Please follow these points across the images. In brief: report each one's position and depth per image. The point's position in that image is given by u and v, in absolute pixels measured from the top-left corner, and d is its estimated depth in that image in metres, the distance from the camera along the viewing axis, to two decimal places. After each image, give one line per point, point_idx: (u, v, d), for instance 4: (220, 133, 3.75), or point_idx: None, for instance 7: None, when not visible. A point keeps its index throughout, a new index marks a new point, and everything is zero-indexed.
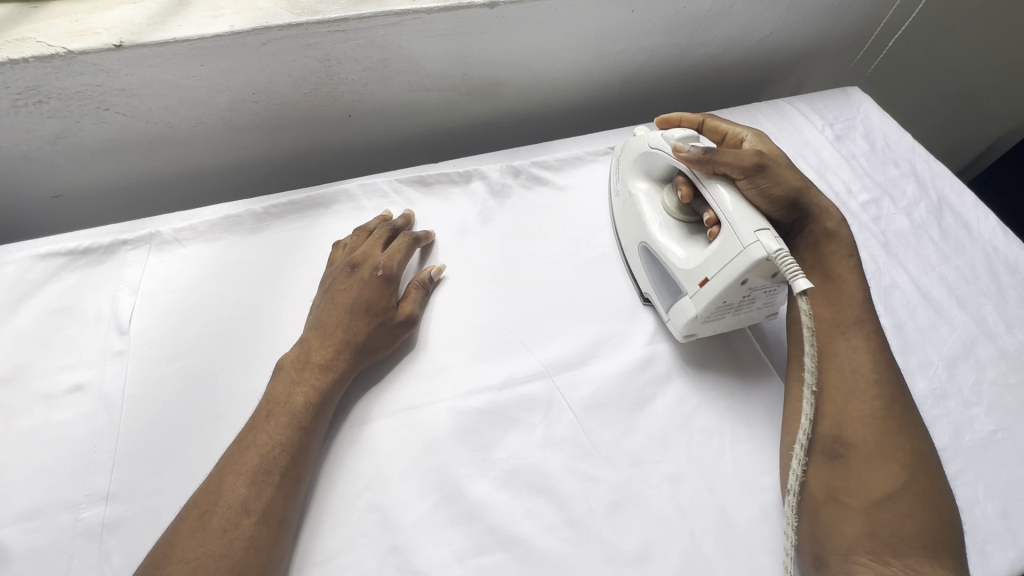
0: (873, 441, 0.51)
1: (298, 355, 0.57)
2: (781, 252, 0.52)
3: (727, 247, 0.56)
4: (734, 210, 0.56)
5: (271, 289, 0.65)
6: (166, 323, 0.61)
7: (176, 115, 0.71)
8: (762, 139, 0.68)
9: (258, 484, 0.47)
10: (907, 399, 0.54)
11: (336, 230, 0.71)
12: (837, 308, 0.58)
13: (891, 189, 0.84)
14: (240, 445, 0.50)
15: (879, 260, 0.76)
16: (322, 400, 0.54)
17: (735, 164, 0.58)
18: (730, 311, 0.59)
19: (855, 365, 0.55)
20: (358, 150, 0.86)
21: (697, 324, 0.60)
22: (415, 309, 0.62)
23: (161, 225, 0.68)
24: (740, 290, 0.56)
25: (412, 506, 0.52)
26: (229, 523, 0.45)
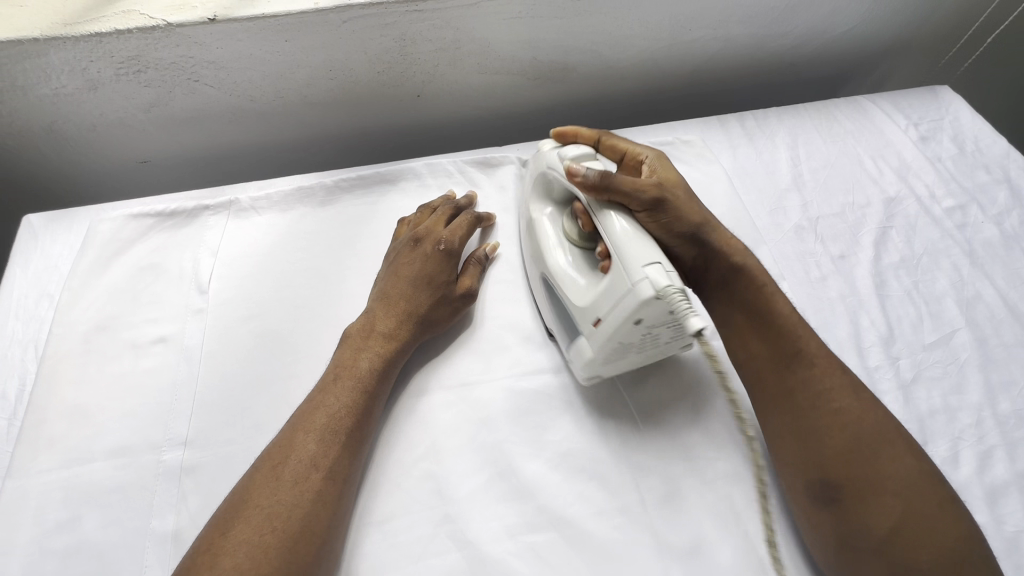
0: (856, 472, 0.47)
1: (364, 324, 0.59)
2: (670, 288, 0.46)
3: (617, 284, 0.50)
4: (627, 241, 0.50)
5: (338, 260, 0.67)
6: (241, 285, 0.64)
7: (258, 89, 0.74)
8: (662, 162, 0.62)
9: (326, 442, 0.50)
10: (883, 420, 0.49)
11: (401, 208, 0.72)
12: (776, 345, 0.54)
13: (980, 195, 0.79)
14: (310, 405, 0.52)
15: (962, 270, 0.71)
16: (385, 368, 0.56)
17: (633, 196, 0.53)
18: (633, 350, 0.53)
19: (813, 398, 0.51)
20: (424, 131, 0.87)
21: (599, 366, 0.55)
22: (474, 284, 0.63)
23: (240, 194, 0.71)
24: (638, 329, 0.50)
25: (466, 479, 0.54)
26: (300, 475, 0.47)
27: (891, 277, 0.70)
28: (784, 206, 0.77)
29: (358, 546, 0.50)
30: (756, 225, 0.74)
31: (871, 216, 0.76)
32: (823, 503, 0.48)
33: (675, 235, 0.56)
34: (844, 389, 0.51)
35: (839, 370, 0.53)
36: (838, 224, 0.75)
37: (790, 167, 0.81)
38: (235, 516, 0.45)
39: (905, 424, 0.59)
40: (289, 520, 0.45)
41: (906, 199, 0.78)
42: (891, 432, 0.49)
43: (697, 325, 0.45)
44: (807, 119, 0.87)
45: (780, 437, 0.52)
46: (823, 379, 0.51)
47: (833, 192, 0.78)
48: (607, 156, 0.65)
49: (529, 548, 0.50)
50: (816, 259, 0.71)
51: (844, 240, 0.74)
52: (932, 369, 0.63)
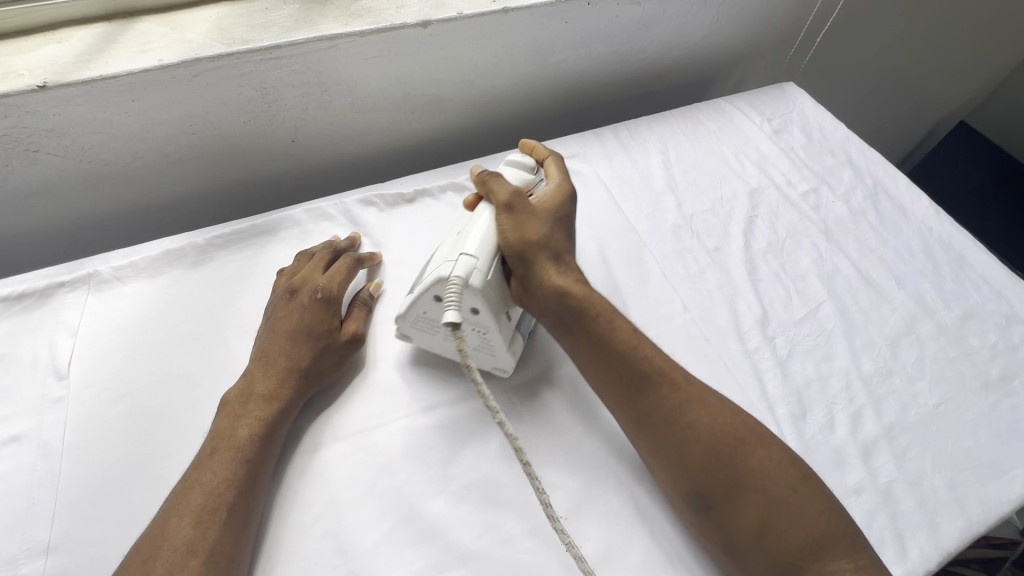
0: (720, 477, 0.49)
1: (242, 388, 0.56)
2: (460, 278, 0.53)
3: (438, 260, 0.57)
4: (467, 236, 0.57)
5: (217, 322, 0.64)
6: (107, 364, 0.60)
7: (112, 152, 0.70)
8: (559, 188, 0.65)
9: (204, 523, 0.46)
10: (734, 421, 0.52)
11: (283, 257, 0.70)
12: (619, 369, 0.55)
13: (829, 178, 0.87)
14: (185, 486, 0.49)
15: (820, 247, 0.78)
16: (270, 432, 0.53)
17: (496, 194, 0.59)
18: (438, 328, 0.58)
19: (666, 407, 0.53)
20: (306, 176, 0.86)
21: (406, 327, 0.59)
22: (360, 327, 0.62)
23: (100, 265, 0.66)
24: (438, 306, 0.56)
25: (368, 530, 0.52)
26: (175, 565, 0.44)
27: (760, 262, 0.76)
28: (661, 209, 0.81)
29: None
30: (636, 229, 0.77)
31: (738, 208, 0.82)
32: (702, 514, 0.50)
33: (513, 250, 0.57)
34: (689, 399, 0.53)
35: (688, 380, 0.54)
36: (710, 220, 0.80)
37: (662, 171, 0.85)
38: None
39: (787, 398, 0.63)
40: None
41: (766, 189, 0.85)
42: (747, 434, 0.51)
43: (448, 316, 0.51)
44: (674, 124, 0.92)
45: (650, 457, 0.53)
46: (680, 389, 0.54)
47: (702, 190, 0.84)
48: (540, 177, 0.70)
49: None
50: (693, 254, 0.76)
51: (717, 233, 0.79)
52: (804, 343, 0.68)
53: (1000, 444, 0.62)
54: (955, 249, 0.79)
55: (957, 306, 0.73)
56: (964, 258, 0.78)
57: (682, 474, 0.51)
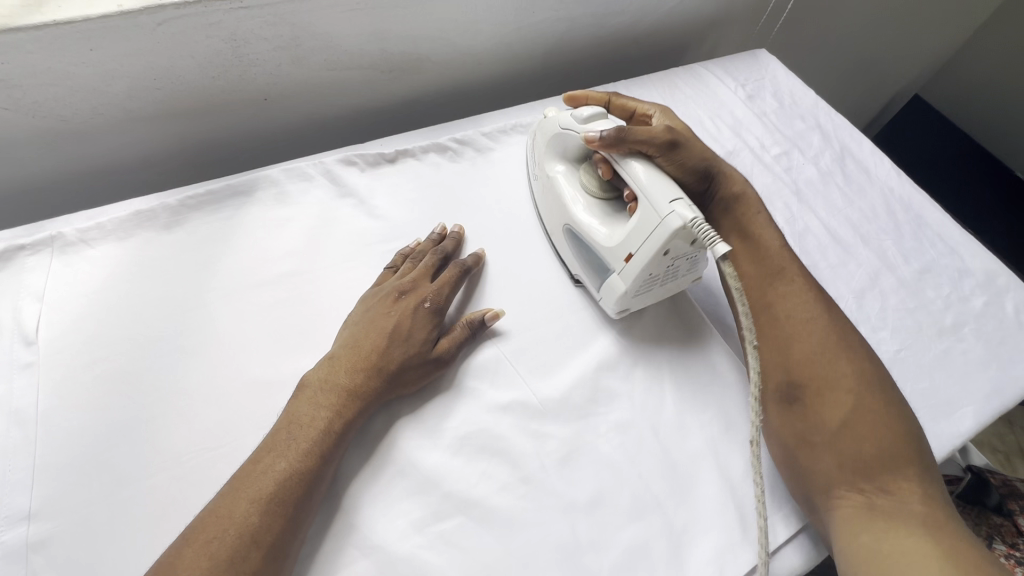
0: (819, 375, 0.56)
1: (325, 377, 0.54)
2: (697, 220, 0.53)
3: (647, 221, 0.56)
4: (653, 184, 0.57)
5: (195, 284, 0.62)
6: (79, 329, 0.57)
7: (67, 106, 0.65)
8: (668, 116, 0.72)
9: (269, 514, 0.45)
10: (845, 334, 0.59)
11: (260, 218, 0.68)
12: (760, 265, 0.63)
13: (799, 142, 0.90)
14: (255, 467, 0.47)
15: (792, 207, 0.81)
16: (345, 429, 0.52)
17: (648, 143, 0.61)
18: (657, 282, 0.60)
19: (789, 309, 0.60)
20: (281, 136, 0.83)
21: (629, 299, 0.61)
22: (451, 348, 0.58)
23: (63, 227, 0.63)
24: (664, 260, 0.57)
25: (365, 484, 0.52)
26: (236, 554, 0.43)
27: None
28: None
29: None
30: None
31: None
32: (789, 406, 0.56)
33: (693, 174, 0.65)
34: (808, 304, 0.60)
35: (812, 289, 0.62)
36: None
37: None
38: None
39: None
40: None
41: (741, 151, 0.87)
42: (853, 341, 0.59)
43: (722, 248, 0.51)
44: (652, 88, 0.93)
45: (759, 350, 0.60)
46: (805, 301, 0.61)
47: None
48: (616, 114, 0.75)
49: (437, 536, 0.50)
50: None
51: None
52: None
53: (952, 385, 0.67)
54: (914, 209, 0.84)
55: (915, 262, 0.78)
56: (921, 218, 0.83)
57: (782, 335, 0.58)
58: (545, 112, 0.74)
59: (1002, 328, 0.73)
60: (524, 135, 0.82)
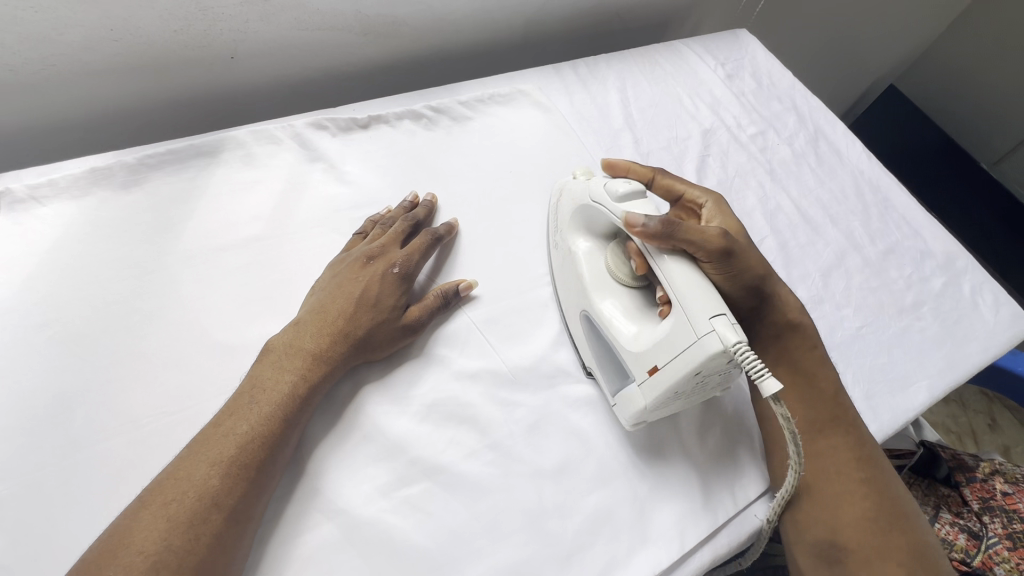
0: (870, 540, 0.52)
1: (289, 340, 0.53)
2: (741, 346, 0.44)
3: (679, 336, 0.48)
4: (693, 292, 0.48)
5: (155, 246, 0.60)
6: (29, 290, 0.55)
7: (15, 55, 0.61)
8: (721, 210, 0.62)
9: (231, 476, 0.44)
10: (899, 497, 0.55)
11: (225, 180, 0.65)
12: (814, 408, 0.59)
13: (775, 123, 0.91)
14: (217, 430, 0.47)
15: (766, 187, 0.82)
16: (310, 393, 0.51)
17: (700, 245, 0.51)
18: (682, 397, 0.52)
19: (838, 463, 0.56)
20: (249, 98, 0.80)
21: (648, 414, 0.53)
22: (423, 316, 0.57)
23: (12, 183, 0.59)
24: (693, 381, 0.48)
25: (330, 449, 0.52)
26: (196, 515, 0.42)
27: None
28: (619, 145, 0.81)
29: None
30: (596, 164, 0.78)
31: (692, 147, 0.84)
32: (828, 566, 0.52)
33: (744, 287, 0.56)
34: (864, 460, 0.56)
35: (866, 441, 0.58)
36: (666, 157, 0.82)
37: (621, 109, 0.86)
38: (111, 560, 0.39)
39: None
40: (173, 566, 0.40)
41: (718, 130, 0.87)
42: (907, 513, 0.54)
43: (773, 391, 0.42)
44: (633, 63, 0.92)
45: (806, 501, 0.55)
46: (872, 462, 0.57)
47: (659, 128, 0.85)
48: (659, 195, 0.66)
49: (402, 501, 0.50)
50: None
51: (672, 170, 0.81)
52: None
53: (908, 360, 0.69)
54: (882, 191, 0.86)
55: (881, 242, 0.80)
56: (888, 200, 0.85)
57: (833, 490, 0.54)
58: (574, 172, 0.66)
59: (959, 308, 0.75)
60: (502, 105, 0.81)
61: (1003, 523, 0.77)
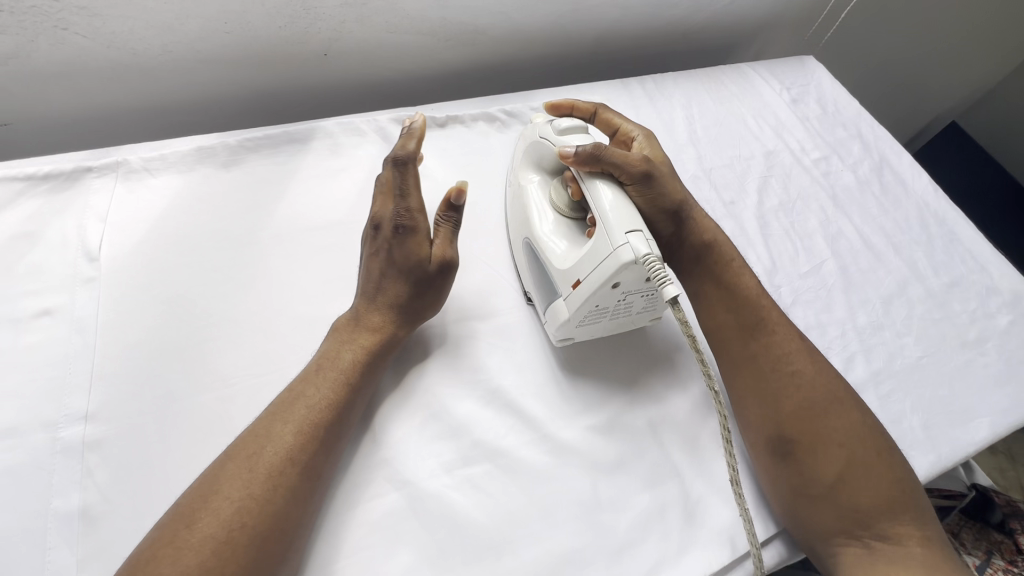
0: (835, 449, 0.52)
1: (349, 317, 0.56)
2: (650, 257, 0.50)
3: (600, 246, 0.53)
4: (613, 210, 0.53)
5: (248, 222, 0.64)
6: (138, 252, 0.60)
7: (142, 41, 0.67)
8: (651, 142, 0.66)
9: (304, 436, 0.47)
10: (848, 401, 0.56)
11: (313, 166, 0.70)
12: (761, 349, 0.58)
13: (840, 149, 0.91)
14: (290, 395, 0.50)
15: (828, 211, 0.82)
16: (370, 362, 0.54)
17: (623, 168, 0.56)
18: (605, 316, 0.57)
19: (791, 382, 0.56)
20: (335, 94, 0.85)
21: (572, 329, 0.58)
22: (449, 251, 0.57)
23: (128, 154, 0.65)
24: (613, 294, 0.54)
25: (397, 423, 0.54)
26: (275, 468, 0.45)
27: (771, 218, 0.80)
28: (682, 159, 0.83)
29: (320, 537, 0.48)
30: None
31: (754, 167, 0.85)
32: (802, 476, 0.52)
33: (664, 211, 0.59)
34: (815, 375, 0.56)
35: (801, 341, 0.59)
36: (728, 174, 0.83)
37: (685, 126, 0.88)
38: (201, 504, 0.42)
39: None
40: (250, 515, 0.42)
41: (782, 152, 0.88)
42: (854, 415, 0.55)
43: (671, 292, 0.47)
44: (698, 82, 0.94)
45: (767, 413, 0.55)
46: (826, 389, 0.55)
47: (722, 146, 0.86)
48: (600, 128, 0.69)
49: (463, 479, 0.53)
50: (710, 205, 0.79)
51: (734, 187, 0.82)
52: (807, 294, 0.73)
53: (970, 396, 0.68)
54: (948, 223, 0.85)
55: (945, 275, 0.79)
56: (955, 233, 0.83)
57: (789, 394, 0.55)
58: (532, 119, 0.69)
59: None
60: None
61: None
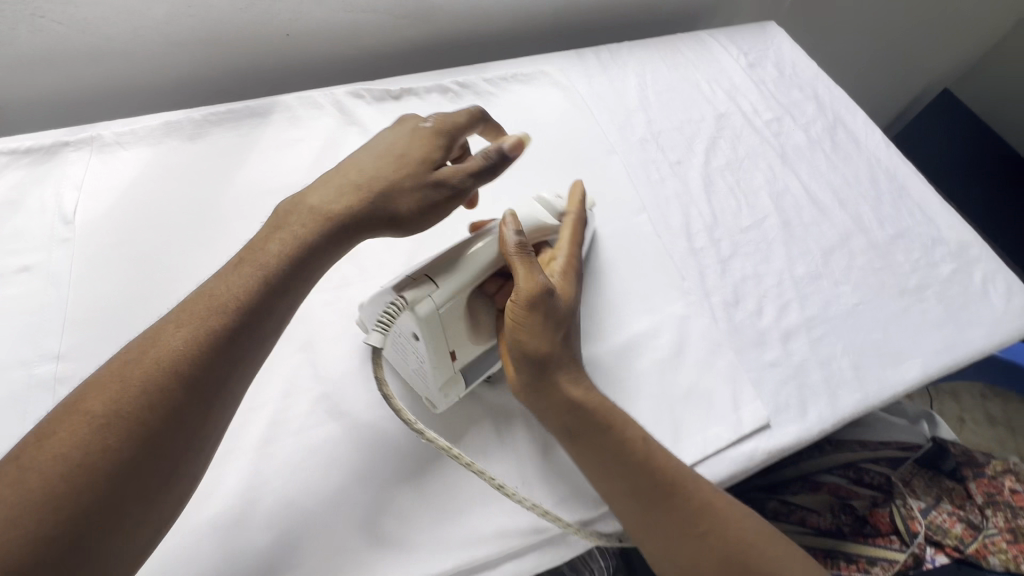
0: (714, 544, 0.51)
1: (281, 213, 0.52)
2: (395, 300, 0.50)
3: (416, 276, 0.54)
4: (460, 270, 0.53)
5: (210, 188, 0.70)
6: (109, 215, 0.65)
7: (113, 26, 0.72)
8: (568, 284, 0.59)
9: (207, 343, 0.43)
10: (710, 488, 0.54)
11: (273, 137, 0.75)
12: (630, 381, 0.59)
13: (793, 110, 0.92)
14: (203, 294, 0.46)
15: (775, 168, 0.84)
16: (294, 264, 0.49)
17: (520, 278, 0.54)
18: (404, 351, 0.56)
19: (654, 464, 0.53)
20: (301, 73, 0.90)
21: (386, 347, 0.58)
22: (457, 180, 0.57)
23: (102, 129, 0.71)
24: (406, 335, 0.53)
25: (339, 361, 0.60)
26: (164, 375, 0.41)
27: (716, 176, 0.82)
28: (632, 123, 0.86)
29: (262, 457, 0.53)
30: (607, 139, 0.83)
31: (704, 129, 0.87)
32: None
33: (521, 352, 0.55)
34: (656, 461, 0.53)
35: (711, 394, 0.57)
36: (677, 136, 0.86)
37: (636, 92, 0.90)
38: (79, 406, 0.39)
39: (721, 290, 0.71)
40: (128, 426, 0.39)
41: (732, 114, 0.90)
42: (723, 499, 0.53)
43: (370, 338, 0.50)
44: (654, 50, 0.97)
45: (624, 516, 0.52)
46: (692, 499, 0.52)
47: (672, 110, 0.89)
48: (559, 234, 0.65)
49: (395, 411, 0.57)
50: (656, 165, 0.82)
51: (681, 148, 0.84)
52: (746, 246, 0.75)
53: (905, 339, 0.70)
54: (898, 178, 0.86)
55: (891, 227, 0.80)
56: (904, 187, 0.85)
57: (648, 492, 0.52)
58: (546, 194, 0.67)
59: (966, 293, 0.75)
60: (524, 83, 0.87)
61: (1005, 518, 0.77)
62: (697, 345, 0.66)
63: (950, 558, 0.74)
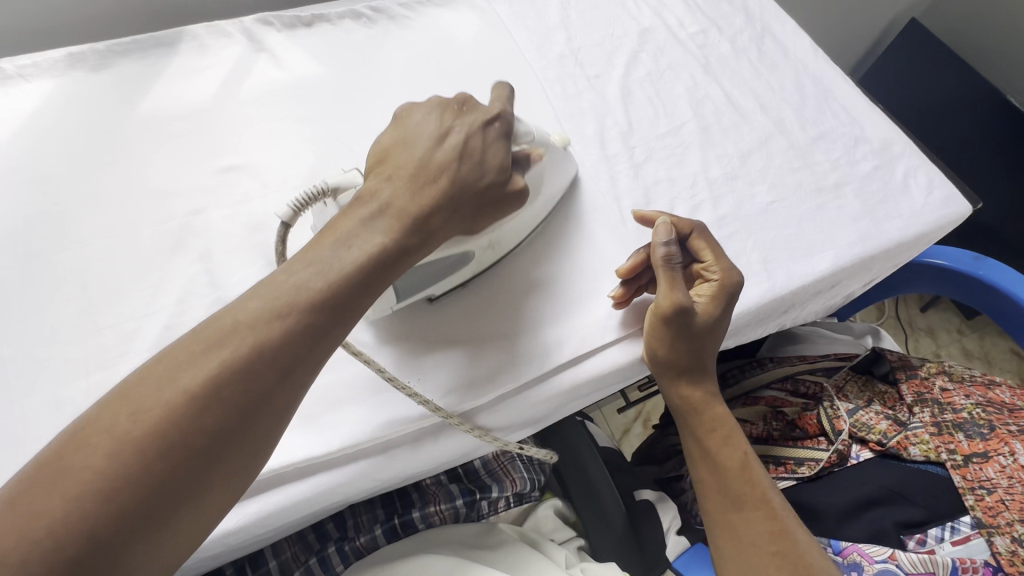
0: (724, 467, 0.62)
1: (332, 230, 0.47)
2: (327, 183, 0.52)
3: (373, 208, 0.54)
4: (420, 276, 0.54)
5: (114, 115, 0.69)
6: (10, 143, 0.66)
7: None
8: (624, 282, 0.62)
9: (225, 383, 0.39)
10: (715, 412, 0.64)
11: (180, 66, 0.75)
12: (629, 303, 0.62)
13: (721, 22, 0.90)
14: (220, 333, 0.41)
15: (697, 77, 0.83)
16: (341, 299, 0.45)
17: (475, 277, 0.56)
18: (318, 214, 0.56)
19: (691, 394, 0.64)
20: (218, 8, 0.88)
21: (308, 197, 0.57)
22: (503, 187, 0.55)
23: (5, 62, 0.71)
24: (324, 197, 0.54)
25: (239, 269, 0.62)
26: (162, 429, 0.37)
27: (636, 88, 0.81)
28: (551, 41, 0.85)
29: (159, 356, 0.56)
30: (524, 56, 0.82)
31: (626, 44, 0.86)
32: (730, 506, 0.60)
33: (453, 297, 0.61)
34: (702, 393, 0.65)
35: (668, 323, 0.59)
36: (597, 52, 0.84)
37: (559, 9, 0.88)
38: (79, 455, 0.35)
39: (632, 193, 0.71)
40: (137, 478, 0.36)
41: (657, 29, 0.88)
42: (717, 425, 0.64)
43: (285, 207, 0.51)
44: None
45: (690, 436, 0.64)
46: (704, 416, 0.64)
47: (595, 27, 0.87)
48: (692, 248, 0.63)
49: None
50: (574, 79, 0.81)
51: (601, 63, 0.83)
52: (661, 152, 0.75)
53: (819, 234, 0.69)
54: (824, 83, 0.84)
55: (813, 129, 0.79)
56: (830, 91, 0.83)
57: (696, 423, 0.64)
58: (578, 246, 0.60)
59: (886, 188, 0.74)
60: (442, 6, 0.86)
61: (932, 414, 0.75)
62: (603, 245, 0.67)
63: (875, 453, 0.74)
